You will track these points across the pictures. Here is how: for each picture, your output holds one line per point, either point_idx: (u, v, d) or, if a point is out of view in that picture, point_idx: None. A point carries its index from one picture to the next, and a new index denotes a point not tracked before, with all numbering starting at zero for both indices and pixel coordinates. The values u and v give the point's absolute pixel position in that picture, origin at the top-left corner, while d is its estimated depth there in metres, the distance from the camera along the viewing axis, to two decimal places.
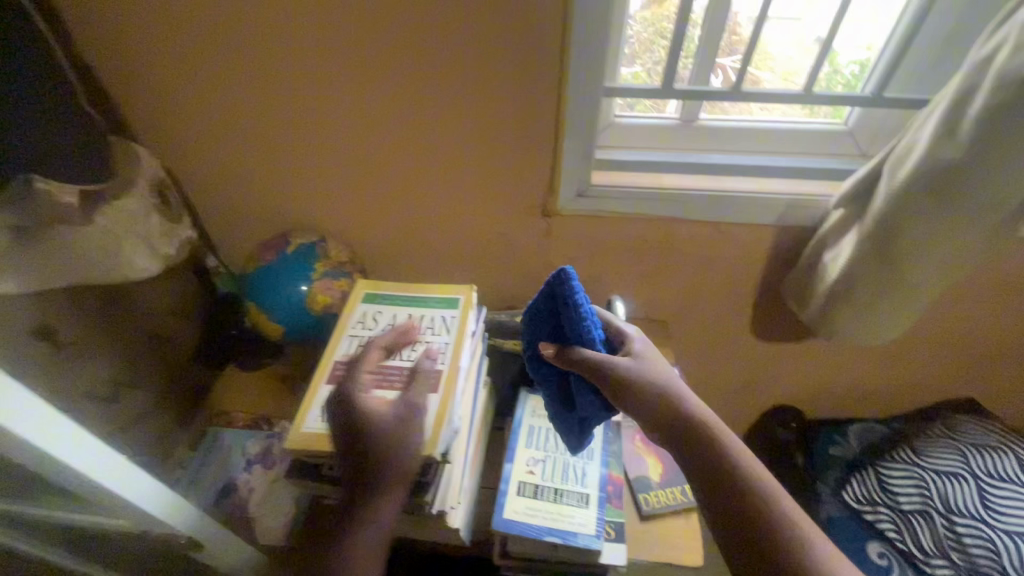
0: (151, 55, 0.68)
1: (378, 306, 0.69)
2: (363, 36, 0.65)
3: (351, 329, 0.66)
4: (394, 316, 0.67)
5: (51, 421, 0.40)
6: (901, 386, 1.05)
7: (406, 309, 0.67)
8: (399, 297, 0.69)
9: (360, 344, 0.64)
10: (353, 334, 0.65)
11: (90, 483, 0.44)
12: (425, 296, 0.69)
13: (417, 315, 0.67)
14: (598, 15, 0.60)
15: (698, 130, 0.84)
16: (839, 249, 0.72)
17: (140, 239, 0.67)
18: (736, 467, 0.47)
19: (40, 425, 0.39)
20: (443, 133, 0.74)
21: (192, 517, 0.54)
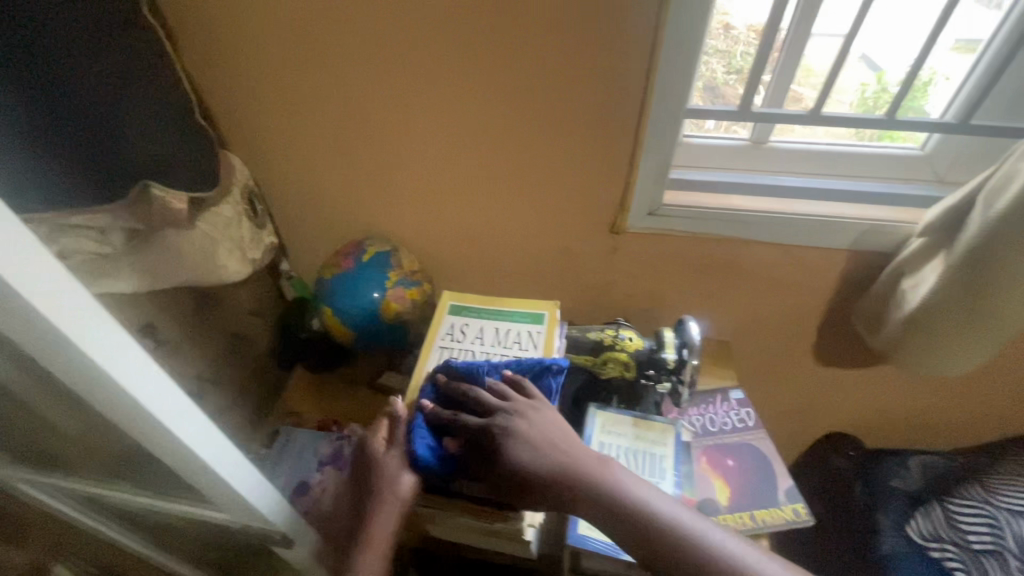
0: (250, 71, 0.71)
1: (465, 318, 0.72)
2: (454, 56, 0.67)
3: (441, 340, 0.69)
4: (482, 328, 0.70)
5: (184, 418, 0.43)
6: (967, 418, 1.02)
7: (492, 323, 0.70)
8: (485, 311, 0.72)
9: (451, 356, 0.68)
10: (444, 345, 0.69)
11: (205, 477, 0.47)
12: (510, 309, 0.72)
13: (504, 328, 0.70)
14: (689, 38, 0.62)
15: (768, 153, 0.83)
16: (920, 277, 0.70)
17: (232, 243, 0.70)
18: (637, 520, 0.51)
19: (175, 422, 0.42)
20: (521, 150, 0.75)
21: (282, 513, 0.57)
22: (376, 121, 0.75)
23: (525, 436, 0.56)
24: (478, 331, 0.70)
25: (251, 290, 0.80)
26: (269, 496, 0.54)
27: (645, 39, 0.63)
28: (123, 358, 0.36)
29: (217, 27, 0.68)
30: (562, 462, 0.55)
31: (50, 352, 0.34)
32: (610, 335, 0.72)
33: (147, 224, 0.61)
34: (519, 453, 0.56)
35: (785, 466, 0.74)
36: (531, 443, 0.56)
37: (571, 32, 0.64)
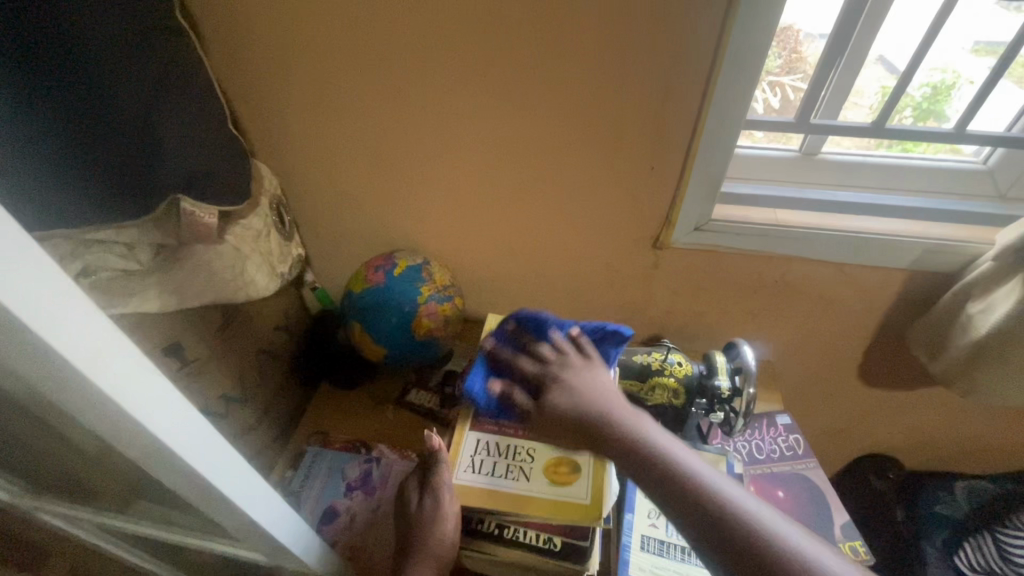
0: (279, 75, 0.67)
1: None
2: (497, 62, 0.63)
3: (488, 371, 0.64)
4: None
5: (227, 461, 0.39)
6: (1017, 442, 0.97)
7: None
8: None
9: None
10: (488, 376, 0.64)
11: (243, 523, 0.43)
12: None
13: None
14: (755, 45, 0.57)
15: (821, 165, 0.79)
16: (991, 302, 0.66)
17: (261, 257, 0.67)
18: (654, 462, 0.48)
19: (218, 467, 0.38)
20: (563, 161, 0.71)
21: (318, 550, 0.53)
22: (411, 129, 0.71)
23: (568, 388, 0.54)
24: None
25: (275, 304, 0.77)
26: (307, 536, 0.51)
27: (705, 45, 0.59)
28: (165, 407, 0.33)
29: (245, 29, 0.64)
30: (600, 414, 0.52)
31: (87, 404, 0.30)
32: (657, 359, 0.68)
33: (177, 241, 0.58)
34: (560, 400, 0.54)
35: (839, 498, 0.70)
36: (573, 394, 0.54)
37: (625, 36, 0.59)
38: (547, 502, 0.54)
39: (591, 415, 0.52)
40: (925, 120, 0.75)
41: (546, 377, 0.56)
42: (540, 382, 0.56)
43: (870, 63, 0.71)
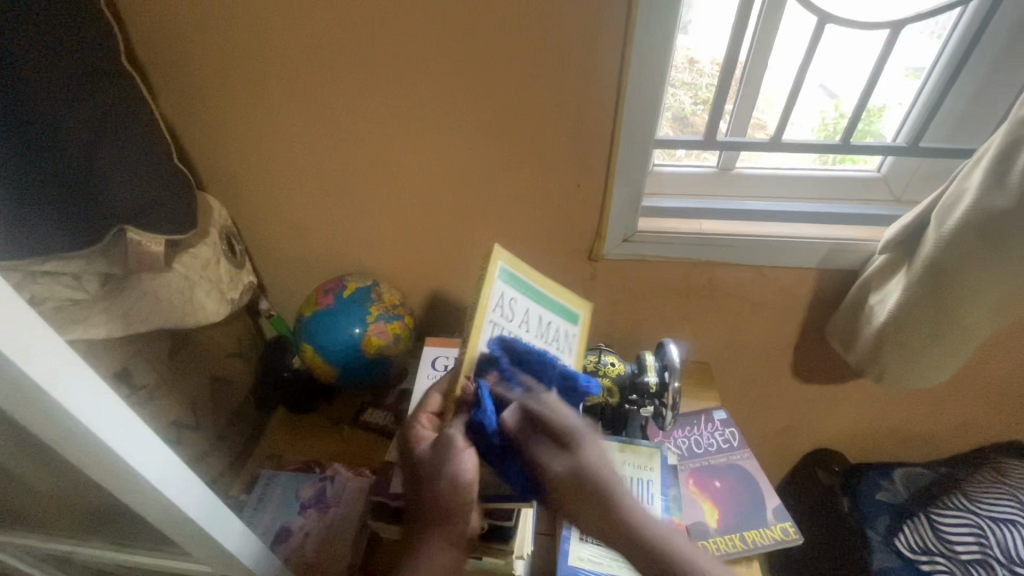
0: (227, 112, 0.72)
1: (513, 290, 0.61)
2: (426, 94, 0.70)
3: (493, 315, 0.57)
4: (527, 310, 0.62)
5: (172, 469, 0.41)
6: (944, 427, 1.04)
7: (538, 309, 0.63)
8: (531, 287, 0.64)
9: (500, 336, 0.58)
10: (495, 322, 0.58)
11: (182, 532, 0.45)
12: (553, 296, 0.66)
13: (545, 318, 0.64)
14: (652, 68, 0.65)
15: (735, 179, 0.87)
16: (886, 292, 0.73)
17: (211, 283, 0.70)
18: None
19: (164, 474, 0.40)
20: (497, 182, 0.77)
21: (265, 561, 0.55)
22: (355, 157, 0.76)
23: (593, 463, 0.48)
24: (525, 313, 0.62)
25: (225, 331, 0.80)
26: (255, 547, 0.52)
27: (612, 74, 0.66)
28: (107, 413, 0.35)
29: (194, 71, 0.69)
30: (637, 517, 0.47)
31: (26, 409, 0.32)
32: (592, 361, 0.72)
33: (123, 271, 0.61)
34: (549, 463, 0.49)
35: (770, 484, 0.75)
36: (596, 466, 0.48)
37: (538, 67, 0.66)
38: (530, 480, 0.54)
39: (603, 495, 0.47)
40: (820, 134, 0.83)
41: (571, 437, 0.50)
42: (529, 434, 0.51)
43: (770, 80, 0.79)
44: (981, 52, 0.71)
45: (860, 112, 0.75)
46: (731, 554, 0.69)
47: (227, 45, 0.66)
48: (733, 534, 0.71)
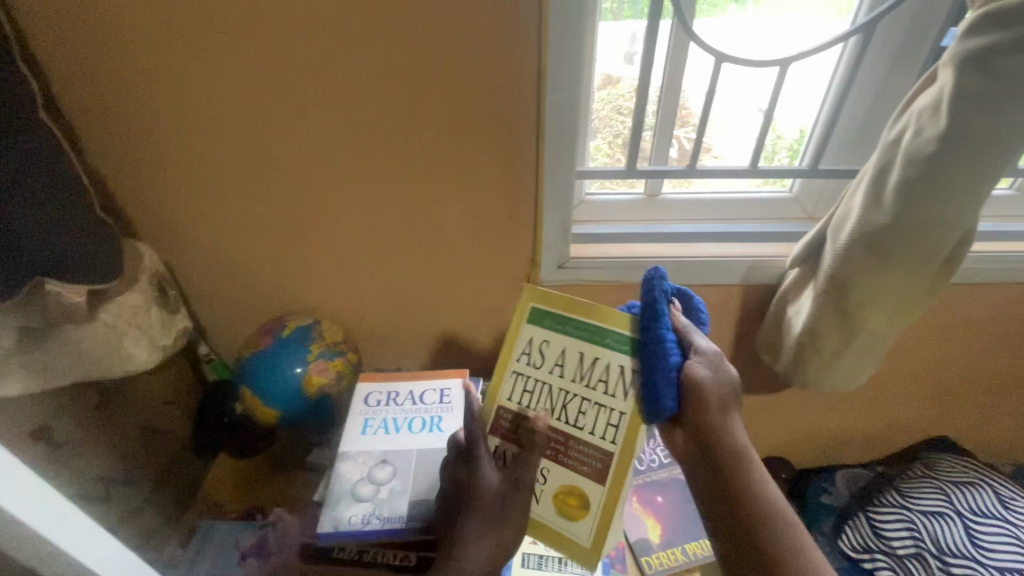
0: (166, 157, 0.75)
1: (544, 332, 0.57)
2: (357, 133, 0.73)
3: (516, 364, 0.57)
4: (564, 351, 0.55)
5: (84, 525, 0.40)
6: (876, 427, 1.10)
7: (576, 346, 0.54)
8: (572, 323, 0.55)
9: (528, 386, 0.56)
10: (519, 369, 0.57)
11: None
12: (603, 328, 0.54)
13: (590, 356, 0.54)
14: (566, 104, 0.69)
15: (661, 204, 0.92)
16: (800, 304, 0.78)
17: (141, 331, 0.70)
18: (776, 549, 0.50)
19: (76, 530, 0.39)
20: (431, 215, 0.80)
21: None
22: (292, 196, 0.78)
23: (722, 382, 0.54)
24: (559, 354, 0.55)
25: (160, 379, 0.79)
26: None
27: (530, 110, 0.71)
28: (9, 473, 0.34)
29: (131, 119, 0.72)
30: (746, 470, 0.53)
31: None
32: None
33: (42, 322, 0.60)
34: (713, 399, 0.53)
35: None
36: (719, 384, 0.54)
37: (461, 106, 0.71)
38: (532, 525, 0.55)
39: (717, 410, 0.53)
40: (734, 159, 0.89)
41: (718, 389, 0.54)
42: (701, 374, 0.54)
43: (685, 107, 0.85)
44: (863, 81, 0.79)
45: (763, 138, 0.82)
46: (675, 566, 0.71)
47: (165, 94, 0.70)
48: (676, 547, 0.73)
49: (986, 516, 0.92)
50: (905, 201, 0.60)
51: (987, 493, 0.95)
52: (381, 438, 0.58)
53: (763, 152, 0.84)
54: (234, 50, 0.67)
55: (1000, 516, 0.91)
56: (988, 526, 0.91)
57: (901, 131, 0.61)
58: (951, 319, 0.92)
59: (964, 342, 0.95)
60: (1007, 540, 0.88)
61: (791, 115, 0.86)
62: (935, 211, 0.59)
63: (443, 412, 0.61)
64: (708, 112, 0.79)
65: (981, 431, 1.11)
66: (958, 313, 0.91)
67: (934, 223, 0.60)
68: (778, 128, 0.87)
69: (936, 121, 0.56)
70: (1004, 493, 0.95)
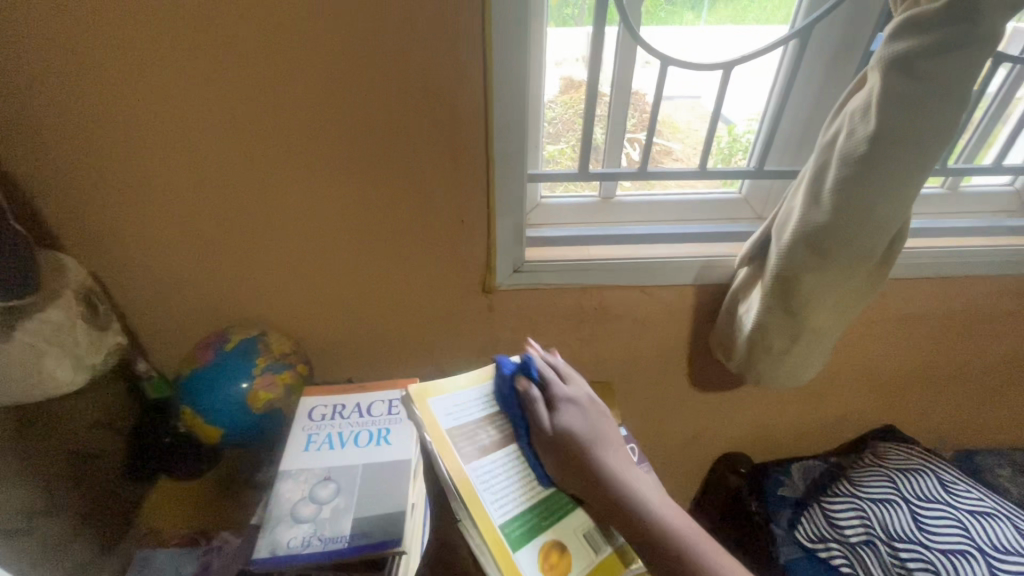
0: (94, 164, 0.71)
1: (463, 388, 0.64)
2: (300, 138, 0.71)
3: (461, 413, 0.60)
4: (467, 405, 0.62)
5: None
6: (827, 419, 1.13)
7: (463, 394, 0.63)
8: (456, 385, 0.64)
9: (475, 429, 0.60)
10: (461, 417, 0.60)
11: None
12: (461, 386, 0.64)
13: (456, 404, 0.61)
14: (515, 109, 0.69)
15: (616, 206, 0.93)
16: (749, 303, 0.79)
17: (66, 350, 0.65)
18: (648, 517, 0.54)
19: None
20: (381, 221, 0.78)
21: None
22: (235, 204, 0.75)
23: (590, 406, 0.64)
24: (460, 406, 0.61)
25: (91, 399, 0.74)
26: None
27: (477, 113, 0.70)
28: None
29: (54, 123, 0.67)
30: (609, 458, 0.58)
31: None
32: None
33: None
34: (573, 421, 0.61)
35: (669, 496, 0.77)
36: (581, 416, 0.62)
37: (408, 109, 0.69)
38: (513, 551, 0.52)
39: (585, 437, 0.59)
40: (685, 161, 0.91)
41: (570, 404, 0.62)
42: (561, 402, 0.62)
43: (637, 111, 0.86)
44: (802, 84, 0.82)
45: (710, 142, 0.83)
46: None
47: (89, 97, 0.66)
48: None
49: (930, 501, 0.95)
50: (842, 200, 0.61)
51: (930, 478, 0.99)
52: (324, 453, 0.56)
53: (712, 154, 0.86)
54: (162, 52, 0.64)
55: (944, 500, 0.95)
56: (932, 510, 0.94)
57: (835, 133, 0.63)
58: (891, 312, 0.96)
59: (904, 334, 0.99)
60: (950, 523, 0.92)
61: (741, 117, 0.88)
62: (869, 209, 0.61)
63: (391, 423, 0.59)
64: (657, 115, 0.80)
65: (923, 419, 1.16)
66: (896, 306, 0.95)
67: (870, 220, 0.62)
68: (725, 130, 0.89)
69: (867, 123, 0.58)
70: (945, 477, 0.99)
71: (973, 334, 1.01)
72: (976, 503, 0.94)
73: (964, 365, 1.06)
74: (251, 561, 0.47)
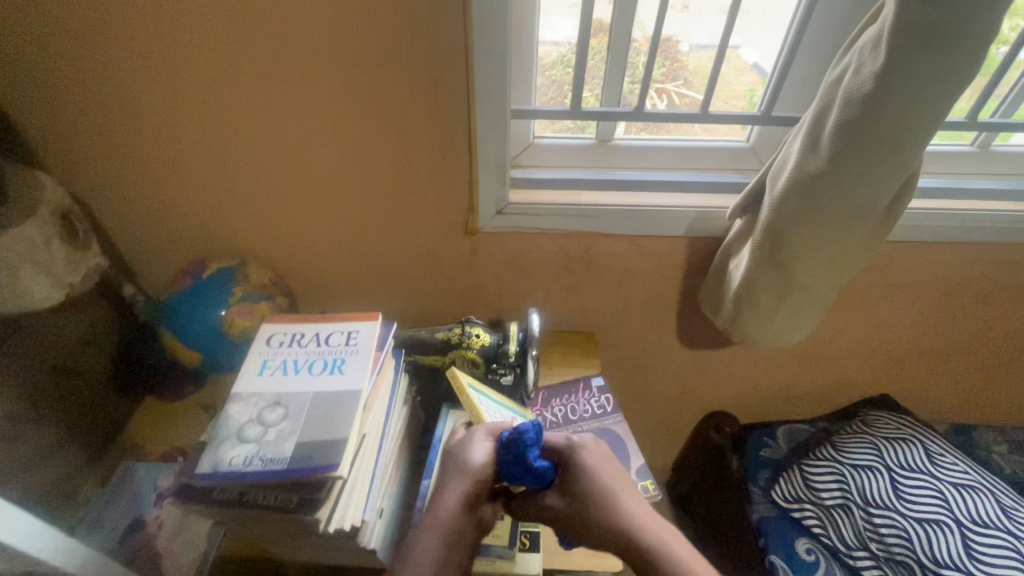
0: (63, 85, 0.69)
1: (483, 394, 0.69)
2: (270, 57, 0.67)
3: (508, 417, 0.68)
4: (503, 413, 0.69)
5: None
6: (820, 384, 1.10)
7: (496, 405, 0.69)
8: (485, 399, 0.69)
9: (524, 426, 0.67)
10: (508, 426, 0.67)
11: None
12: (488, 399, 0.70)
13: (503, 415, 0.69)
14: (498, 32, 0.64)
15: (612, 150, 0.88)
16: (740, 258, 0.75)
17: (41, 267, 0.66)
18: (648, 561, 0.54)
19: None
20: (358, 151, 0.75)
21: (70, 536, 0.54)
22: (209, 128, 0.73)
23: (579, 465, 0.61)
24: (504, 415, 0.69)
25: (77, 319, 0.76)
26: (50, 536, 0.51)
27: (455, 36, 0.65)
28: None
29: (18, 37, 0.65)
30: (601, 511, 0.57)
31: None
32: (457, 334, 0.76)
33: None
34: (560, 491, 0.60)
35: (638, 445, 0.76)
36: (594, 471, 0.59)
37: (382, 30, 0.65)
38: None
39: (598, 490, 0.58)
40: (689, 104, 0.84)
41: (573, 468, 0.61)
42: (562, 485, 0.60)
43: (638, 48, 0.79)
44: (822, 20, 0.73)
45: (714, 83, 0.77)
46: None
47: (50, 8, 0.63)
48: None
49: (913, 471, 0.94)
50: (841, 144, 0.56)
51: (918, 449, 0.97)
52: (277, 379, 0.57)
53: (716, 98, 0.79)
54: None
55: (927, 471, 0.93)
56: (914, 480, 0.92)
57: (843, 70, 0.57)
58: (897, 278, 0.91)
59: (908, 301, 0.95)
60: (929, 493, 0.90)
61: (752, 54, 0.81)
62: (869, 155, 0.56)
63: (347, 353, 0.60)
64: (657, 53, 0.74)
65: (922, 391, 1.12)
66: (901, 272, 0.90)
67: (871, 170, 0.57)
68: (761, 83, 0.84)
69: (875, 59, 0.53)
70: (933, 449, 0.97)
71: (985, 304, 0.96)
72: (962, 476, 0.92)
73: (973, 336, 1.01)
74: (194, 476, 0.50)
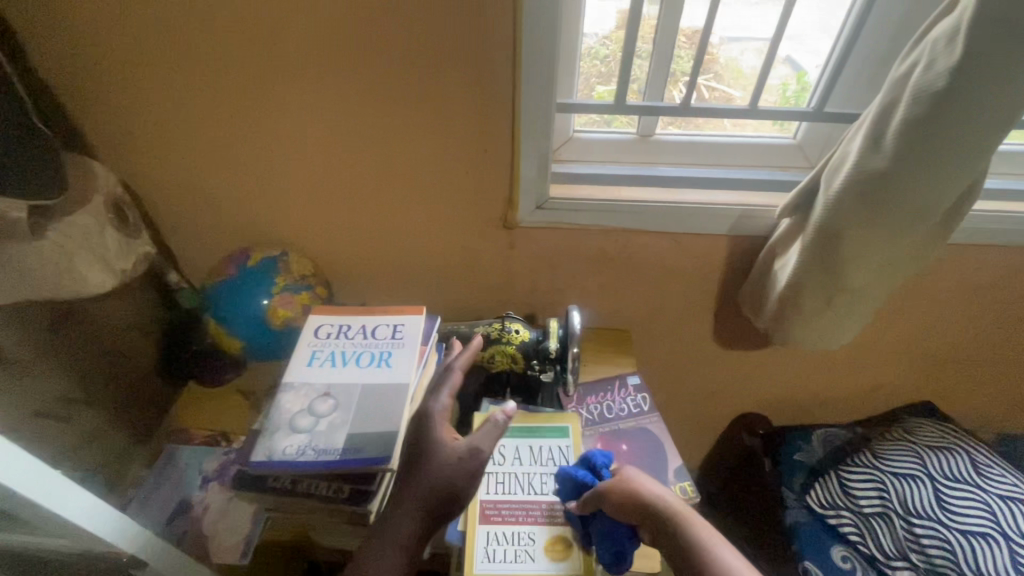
0: (117, 76, 0.70)
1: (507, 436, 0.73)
2: (318, 50, 0.67)
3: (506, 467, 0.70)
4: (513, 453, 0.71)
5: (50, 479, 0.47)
6: (858, 388, 1.07)
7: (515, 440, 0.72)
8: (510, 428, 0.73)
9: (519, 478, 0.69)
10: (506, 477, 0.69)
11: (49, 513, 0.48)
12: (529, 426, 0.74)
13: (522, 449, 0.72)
14: (547, 25, 0.63)
15: (653, 146, 0.86)
16: (787, 257, 0.73)
17: (95, 255, 0.68)
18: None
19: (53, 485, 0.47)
20: (401, 143, 0.75)
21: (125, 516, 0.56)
22: (254, 120, 0.74)
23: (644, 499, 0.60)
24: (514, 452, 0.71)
25: (125, 305, 0.78)
26: (111, 515, 0.53)
27: (503, 28, 0.64)
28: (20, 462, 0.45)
29: (76, 29, 0.67)
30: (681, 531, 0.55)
31: None
32: (497, 329, 0.76)
33: None
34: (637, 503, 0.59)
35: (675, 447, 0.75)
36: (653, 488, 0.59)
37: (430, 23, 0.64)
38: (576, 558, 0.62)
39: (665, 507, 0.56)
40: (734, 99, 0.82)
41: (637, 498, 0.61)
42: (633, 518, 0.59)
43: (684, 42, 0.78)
44: (880, 13, 0.70)
45: (764, 78, 0.75)
46: None
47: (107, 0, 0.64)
48: None
49: (957, 481, 0.91)
50: (906, 143, 0.54)
51: (963, 459, 0.94)
52: (325, 370, 0.58)
53: (764, 94, 0.77)
54: None
55: (973, 482, 0.90)
56: (958, 490, 0.90)
57: (910, 65, 0.55)
58: (947, 282, 0.88)
59: (958, 306, 0.91)
60: (974, 504, 0.88)
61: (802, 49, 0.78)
62: (935, 155, 0.54)
63: (393, 346, 0.60)
64: (705, 49, 0.72)
65: (967, 398, 1.08)
66: (953, 275, 0.87)
67: (937, 170, 0.54)
68: (794, 77, 0.81)
69: (950, 53, 0.50)
70: (980, 459, 0.93)
71: None
72: (1010, 489, 0.89)
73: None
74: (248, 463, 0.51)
